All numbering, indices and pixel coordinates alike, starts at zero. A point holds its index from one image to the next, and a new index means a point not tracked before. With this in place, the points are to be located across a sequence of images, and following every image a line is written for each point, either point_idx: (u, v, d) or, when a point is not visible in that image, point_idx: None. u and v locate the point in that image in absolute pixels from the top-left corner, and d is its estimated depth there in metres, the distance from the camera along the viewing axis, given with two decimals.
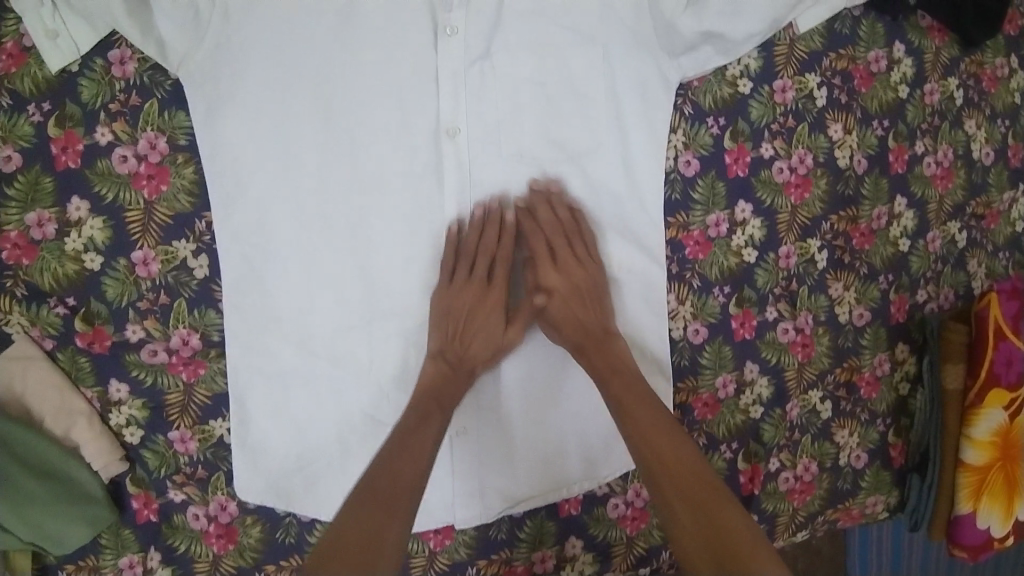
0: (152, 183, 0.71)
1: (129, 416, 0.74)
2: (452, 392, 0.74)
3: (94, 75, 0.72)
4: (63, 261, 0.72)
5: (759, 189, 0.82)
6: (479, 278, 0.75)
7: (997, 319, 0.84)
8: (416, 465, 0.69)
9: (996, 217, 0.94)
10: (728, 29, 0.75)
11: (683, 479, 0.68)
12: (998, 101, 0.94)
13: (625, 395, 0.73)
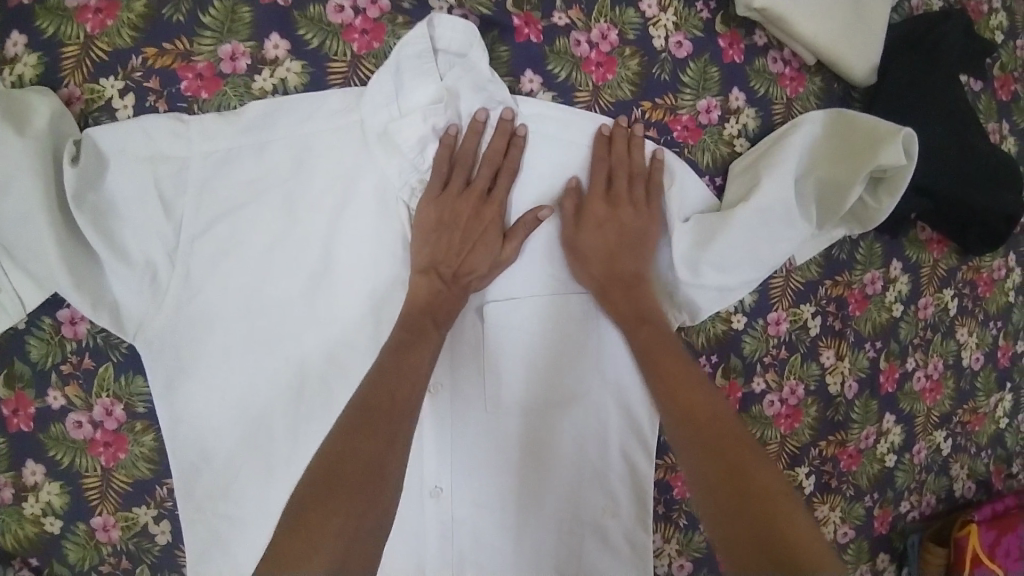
0: (109, 451, 0.67)
1: None
2: (444, 308, 0.68)
3: (43, 333, 0.66)
4: (23, 523, 0.68)
5: (748, 424, 0.80)
6: (476, 188, 0.67)
7: (974, 547, 0.88)
8: (414, 387, 0.63)
9: (981, 419, 0.94)
10: (723, 282, 0.73)
11: (707, 428, 0.64)
12: (991, 304, 0.94)
13: (651, 344, 0.69)
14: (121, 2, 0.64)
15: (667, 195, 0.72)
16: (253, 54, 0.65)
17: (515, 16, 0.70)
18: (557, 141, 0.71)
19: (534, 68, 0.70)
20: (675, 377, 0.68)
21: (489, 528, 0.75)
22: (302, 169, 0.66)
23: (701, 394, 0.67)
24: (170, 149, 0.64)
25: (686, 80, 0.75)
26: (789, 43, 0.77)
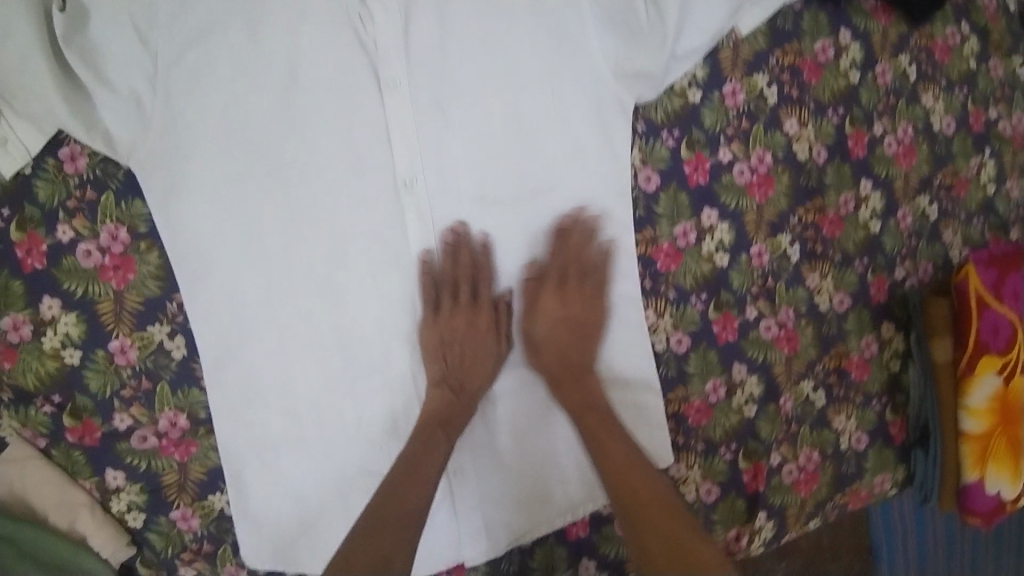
0: (118, 274, 0.73)
1: (129, 501, 0.74)
2: (456, 421, 0.75)
3: (47, 175, 0.73)
4: (43, 359, 0.73)
5: (722, 194, 0.82)
6: (466, 301, 0.76)
7: (978, 289, 0.84)
8: (457, 424, 0.75)
9: (965, 184, 0.94)
10: (649, 64, 0.75)
11: (649, 510, 0.71)
12: (952, 70, 0.94)
13: (577, 402, 0.76)
14: None
15: None
16: None
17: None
18: None
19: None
20: (615, 455, 0.73)
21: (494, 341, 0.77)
22: None
23: (632, 467, 0.73)
24: None
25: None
26: None
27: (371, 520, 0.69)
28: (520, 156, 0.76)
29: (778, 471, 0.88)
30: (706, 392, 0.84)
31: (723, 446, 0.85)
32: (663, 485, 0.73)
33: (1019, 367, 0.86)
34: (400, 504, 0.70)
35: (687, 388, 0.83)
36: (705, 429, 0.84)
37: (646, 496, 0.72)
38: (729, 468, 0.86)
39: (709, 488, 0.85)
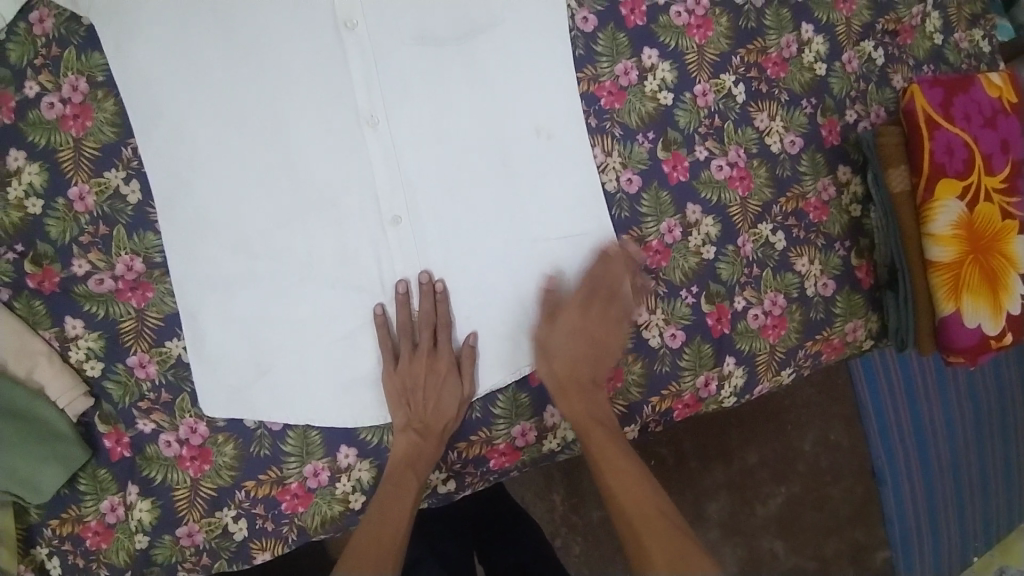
0: (78, 122, 0.75)
1: (88, 348, 0.74)
2: (423, 464, 0.75)
3: (19, 38, 0.75)
4: (7, 210, 0.74)
5: (662, 34, 0.84)
6: (423, 348, 0.77)
7: (926, 109, 0.83)
8: (420, 470, 0.75)
9: (910, 31, 0.93)
10: None
11: (639, 501, 0.72)
12: None
13: (587, 431, 0.76)
14: None
15: None
16: None
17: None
18: None
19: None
20: (615, 468, 0.74)
21: (445, 174, 0.78)
22: None
23: (620, 463, 0.74)
24: None
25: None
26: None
27: (356, 552, 0.69)
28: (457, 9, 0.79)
29: (745, 316, 0.85)
30: (662, 232, 0.83)
31: (685, 289, 0.84)
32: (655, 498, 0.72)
33: (978, 192, 0.85)
34: (373, 543, 0.70)
35: (642, 229, 0.83)
36: (666, 272, 0.84)
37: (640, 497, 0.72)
38: (693, 312, 0.84)
39: (673, 331, 0.84)
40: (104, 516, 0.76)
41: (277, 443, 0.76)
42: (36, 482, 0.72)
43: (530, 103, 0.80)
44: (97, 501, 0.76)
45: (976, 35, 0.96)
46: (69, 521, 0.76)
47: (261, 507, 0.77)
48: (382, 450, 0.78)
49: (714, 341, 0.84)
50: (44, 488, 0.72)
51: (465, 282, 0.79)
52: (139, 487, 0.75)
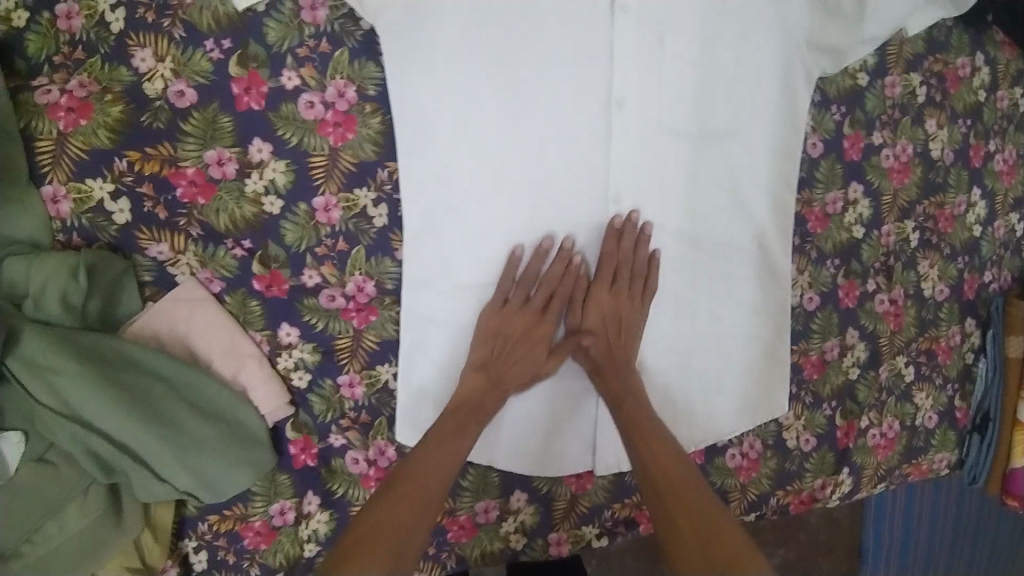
0: (338, 131, 0.70)
1: (300, 359, 0.73)
2: (489, 409, 0.72)
3: (282, 17, 0.69)
4: (242, 202, 0.69)
5: (869, 172, 0.89)
6: (535, 304, 0.75)
7: None
8: (454, 444, 0.68)
9: None
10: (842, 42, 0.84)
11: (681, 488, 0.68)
12: None
13: (637, 417, 0.74)
14: None
15: None
16: None
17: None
18: None
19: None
20: (659, 451, 0.72)
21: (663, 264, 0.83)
22: None
23: (670, 455, 0.72)
24: None
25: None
26: None
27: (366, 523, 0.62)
28: (714, 113, 0.82)
29: (865, 434, 0.95)
30: (824, 349, 0.91)
31: (826, 402, 0.93)
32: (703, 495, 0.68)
33: None
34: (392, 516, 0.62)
35: (808, 343, 0.90)
36: (815, 384, 0.92)
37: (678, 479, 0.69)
38: (827, 422, 0.93)
39: (808, 437, 0.93)
40: (270, 519, 0.76)
41: (457, 477, 0.80)
42: (219, 484, 0.68)
43: (751, 214, 0.85)
44: (267, 503, 0.76)
45: None
46: (231, 518, 0.75)
47: (427, 533, 0.80)
48: (546, 500, 0.84)
49: (838, 451, 0.94)
50: (225, 489, 0.68)
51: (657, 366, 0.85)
52: (320, 499, 0.77)
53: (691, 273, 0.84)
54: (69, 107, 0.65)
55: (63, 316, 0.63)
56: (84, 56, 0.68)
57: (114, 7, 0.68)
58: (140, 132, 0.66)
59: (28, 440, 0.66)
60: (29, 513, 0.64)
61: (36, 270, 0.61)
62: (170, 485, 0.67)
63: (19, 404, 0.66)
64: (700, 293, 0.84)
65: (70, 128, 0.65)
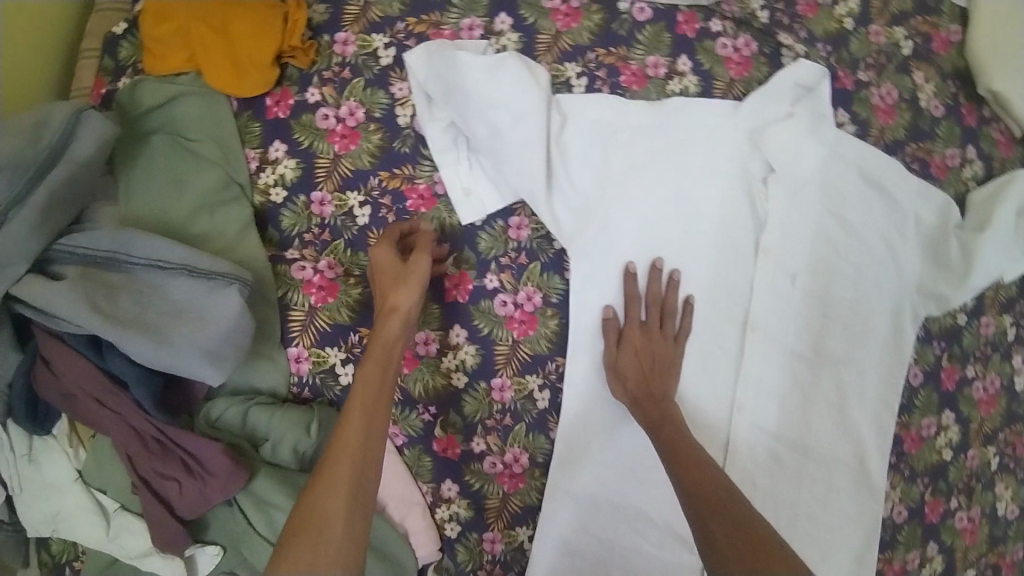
0: (521, 327, 0.85)
1: (455, 512, 0.86)
2: (387, 348, 0.70)
3: (493, 232, 0.85)
4: (435, 375, 0.85)
5: (961, 401, 0.99)
6: (648, 325, 0.85)
7: None
8: (375, 392, 0.69)
9: None
10: (952, 293, 0.94)
11: (716, 503, 0.70)
12: None
13: (675, 445, 0.78)
14: (584, 13, 0.89)
15: (926, 213, 0.95)
16: (669, 66, 0.90)
17: (838, 68, 0.94)
18: (850, 158, 0.93)
19: (845, 107, 0.94)
20: (695, 472, 0.74)
21: (773, 466, 0.93)
22: (690, 146, 0.88)
23: (706, 472, 0.74)
24: (614, 120, 0.86)
25: (940, 133, 0.99)
26: (1006, 119, 1.02)
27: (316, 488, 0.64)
28: (833, 340, 0.93)
29: None
30: (907, 560, 0.98)
31: None
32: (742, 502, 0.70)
33: None
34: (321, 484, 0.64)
35: (893, 554, 0.97)
36: None
37: (728, 502, 0.70)
38: None
39: None
40: None
41: None
42: None
43: (858, 433, 0.94)
44: None
45: None
46: None
47: None
48: None
49: None
50: None
51: None
52: None
53: (795, 477, 0.94)
54: (320, 285, 0.79)
55: (289, 461, 0.75)
56: (330, 238, 0.80)
57: (361, 203, 0.81)
58: (371, 314, 0.80)
59: (224, 554, 0.74)
60: None
61: (278, 424, 0.74)
62: None
63: (223, 527, 0.74)
64: (801, 496, 0.94)
65: (319, 304, 0.79)
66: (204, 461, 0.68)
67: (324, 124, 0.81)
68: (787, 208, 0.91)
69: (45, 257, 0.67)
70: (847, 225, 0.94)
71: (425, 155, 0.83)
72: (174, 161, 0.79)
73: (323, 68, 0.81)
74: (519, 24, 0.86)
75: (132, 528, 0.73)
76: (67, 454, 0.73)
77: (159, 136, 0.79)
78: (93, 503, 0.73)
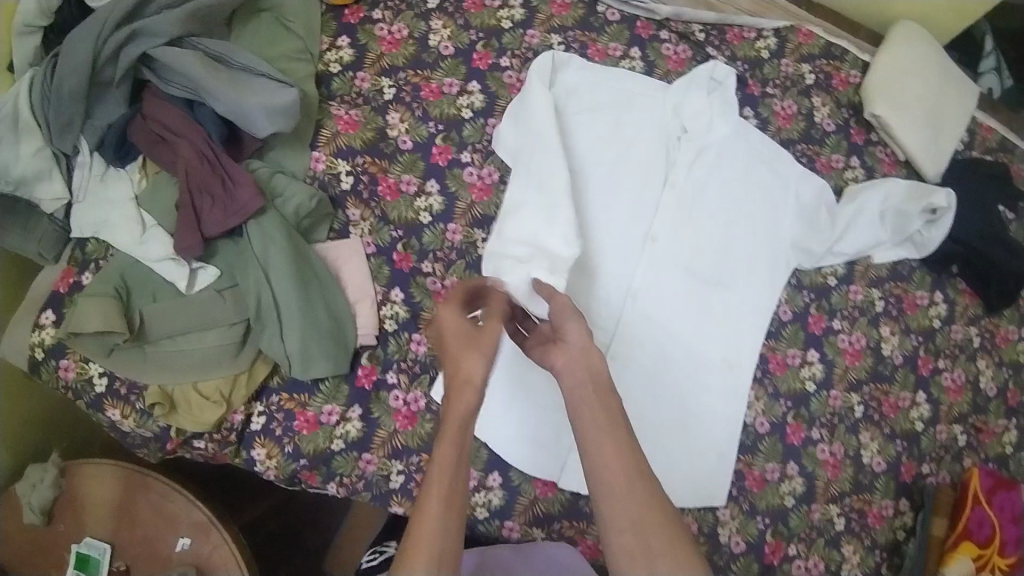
0: (480, 193, 1.14)
1: (396, 312, 1.10)
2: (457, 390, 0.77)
3: (475, 127, 1.17)
4: (408, 209, 1.12)
5: (827, 345, 1.19)
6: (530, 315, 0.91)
7: (976, 489, 1.14)
8: (455, 441, 0.75)
9: (990, 434, 1.22)
10: (813, 247, 1.19)
11: (618, 475, 0.76)
12: (1005, 354, 1.25)
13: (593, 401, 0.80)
14: (571, 7, 1.26)
15: (806, 185, 1.21)
16: (623, 51, 1.25)
17: (749, 79, 1.29)
18: (748, 135, 1.23)
19: (751, 107, 1.27)
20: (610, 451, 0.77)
21: (654, 352, 1.16)
22: (625, 100, 1.21)
23: (619, 451, 0.77)
24: (582, 71, 1.20)
25: (828, 141, 1.28)
26: (891, 143, 1.29)
27: (418, 524, 0.71)
28: (718, 265, 1.18)
29: (791, 561, 1.11)
30: (765, 469, 1.13)
31: (760, 515, 1.11)
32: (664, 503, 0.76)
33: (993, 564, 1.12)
34: (447, 529, 0.71)
35: (753, 458, 1.13)
36: (754, 495, 1.12)
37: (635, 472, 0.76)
38: (757, 534, 1.11)
39: (739, 539, 1.10)
40: (319, 413, 1.05)
41: None
42: (311, 362, 1.02)
43: (728, 343, 1.16)
44: (324, 401, 1.05)
45: None
46: (295, 400, 1.05)
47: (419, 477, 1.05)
48: (516, 492, 1.07)
49: (763, 563, 1.10)
50: (312, 369, 1.02)
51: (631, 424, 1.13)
52: (361, 412, 1.05)
53: (670, 367, 1.16)
54: (347, 121, 1.14)
55: (291, 217, 1.05)
56: (363, 103, 1.16)
57: (390, 86, 1.17)
58: (377, 150, 1.14)
59: (219, 277, 1.03)
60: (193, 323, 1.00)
61: (292, 188, 1.06)
62: (283, 346, 1.02)
63: (228, 258, 1.03)
64: (674, 383, 1.15)
65: (343, 131, 1.14)
66: (235, 186, 1.00)
67: (379, 33, 1.20)
68: (695, 159, 1.21)
69: (175, 42, 1.01)
70: (739, 182, 1.21)
71: (440, 66, 1.19)
72: (273, 28, 1.15)
73: (389, 0, 1.22)
74: (524, 1, 1.25)
75: (158, 238, 1.00)
76: (130, 181, 1.04)
77: (267, 14, 1.16)
78: (137, 217, 1.01)
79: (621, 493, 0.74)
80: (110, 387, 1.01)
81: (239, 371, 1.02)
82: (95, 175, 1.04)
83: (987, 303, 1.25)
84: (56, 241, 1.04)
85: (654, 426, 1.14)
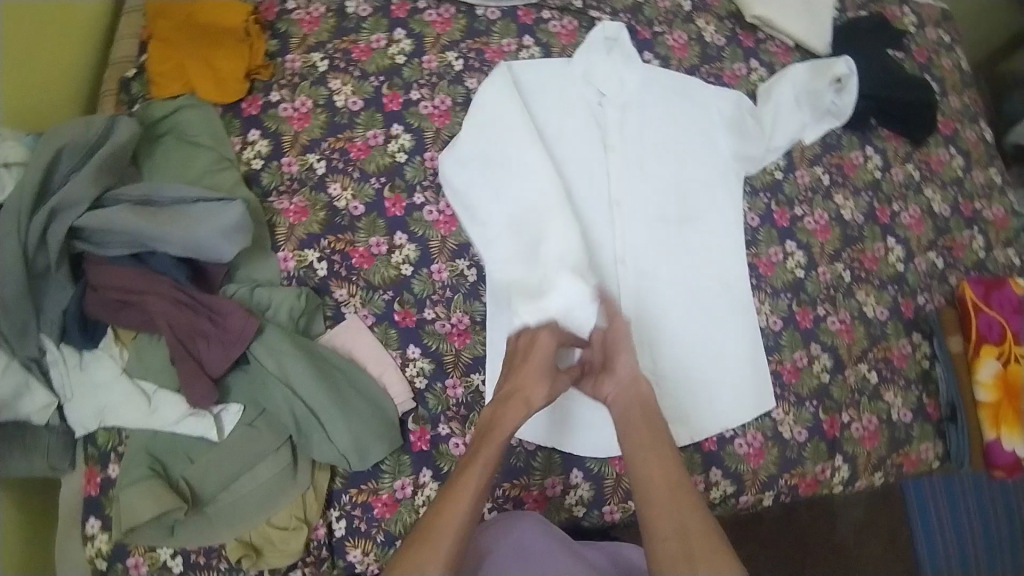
0: (446, 226, 1.15)
1: (420, 367, 1.09)
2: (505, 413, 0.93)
3: (416, 165, 1.17)
4: (387, 268, 1.11)
5: (799, 232, 1.28)
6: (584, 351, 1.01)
7: (972, 298, 1.25)
8: (494, 444, 0.91)
9: (961, 248, 1.35)
10: (753, 152, 1.28)
11: (661, 490, 0.88)
12: (945, 176, 1.39)
13: (643, 427, 0.94)
14: (452, 20, 1.27)
15: (728, 100, 1.29)
16: (516, 43, 1.28)
17: (637, 26, 1.35)
18: (659, 76, 1.29)
19: (649, 50, 1.33)
20: (652, 462, 0.91)
21: (659, 302, 1.22)
22: (541, 87, 1.25)
23: (664, 467, 0.90)
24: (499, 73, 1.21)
25: (726, 55, 1.37)
26: (778, 35, 1.40)
27: (440, 503, 0.86)
28: (681, 202, 1.26)
29: (849, 426, 1.21)
30: (795, 359, 1.22)
31: (808, 401, 1.21)
32: (697, 513, 0.85)
33: (1014, 356, 1.24)
34: (470, 515, 0.85)
35: (781, 355, 1.21)
36: (795, 385, 1.21)
37: (676, 483, 0.88)
38: (812, 417, 1.20)
39: (800, 429, 1.20)
40: (394, 492, 1.04)
41: (529, 457, 1.10)
42: (369, 450, 1.01)
43: (720, 266, 1.24)
44: (393, 478, 1.04)
45: (1010, 253, 1.39)
46: (366, 490, 1.03)
47: (508, 503, 1.09)
48: (598, 476, 1.12)
49: (828, 439, 1.20)
50: (372, 455, 1.01)
51: (668, 373, 1.20)
52: (432, 472, 1.05)
53: (679, 308, 1.22)
54: (295, 210, 1.12)
55: (287, 323, 1.04)
56: (299, 186, 1.14)
57: (319, 161, 1.15)
58: (336, 225, 1.12)
59: (244, 411, 1.00)
60: (240, 464, 0.98)
61: (278, 295, 1.04)
62: (335, 447, 1.00)
63: (244, 388, 1.00)
64: (688, 322, 1.22)
65: (297, 222, 1.11)
66: (223, 319, 0.97)
67: (285, 113, 1.17)
68: (622, 117, 1.26)
69: (95, 203, 0.96)
70: (667, 121, 1.28)
71: (357, 122, 1.18)
72: (181, 150, 1.11)
73: (280, 79, 1.20)
74: (408, 31, 1.25)
75: (168, 400, 0.96)
76: (110, 356, 0.97)
77: (166, 137, 1.12)
78: (137, 388, 0.96)
79: (665, 506, 0.86)
80: (186, 561, 0.98)
81: (305, 489, 1.00)
82: (72, 366, 0.96)
83: (913, 139, 1.38)
84: (64, 446, 0.98)
85: (688, 367, 1.20)
